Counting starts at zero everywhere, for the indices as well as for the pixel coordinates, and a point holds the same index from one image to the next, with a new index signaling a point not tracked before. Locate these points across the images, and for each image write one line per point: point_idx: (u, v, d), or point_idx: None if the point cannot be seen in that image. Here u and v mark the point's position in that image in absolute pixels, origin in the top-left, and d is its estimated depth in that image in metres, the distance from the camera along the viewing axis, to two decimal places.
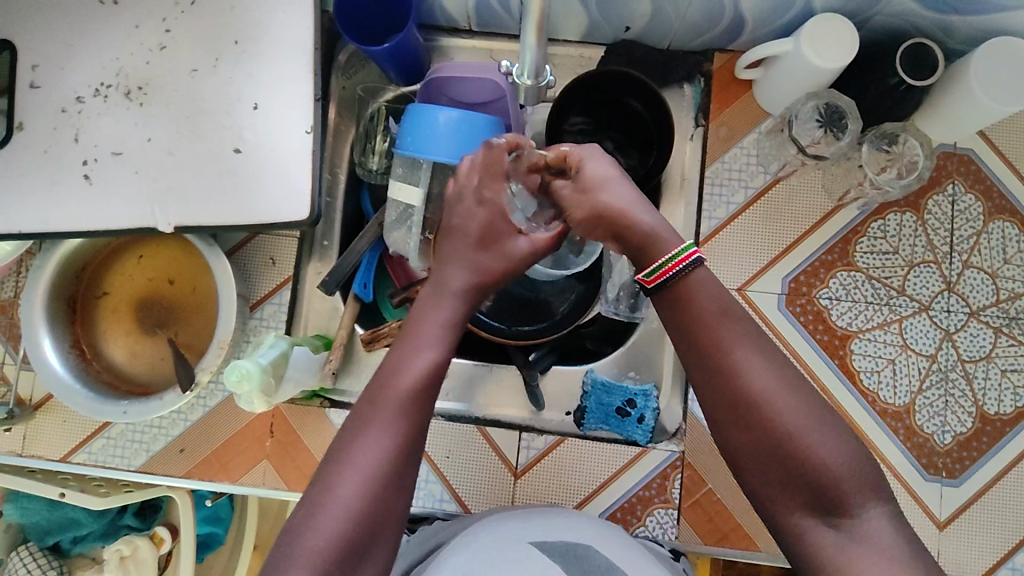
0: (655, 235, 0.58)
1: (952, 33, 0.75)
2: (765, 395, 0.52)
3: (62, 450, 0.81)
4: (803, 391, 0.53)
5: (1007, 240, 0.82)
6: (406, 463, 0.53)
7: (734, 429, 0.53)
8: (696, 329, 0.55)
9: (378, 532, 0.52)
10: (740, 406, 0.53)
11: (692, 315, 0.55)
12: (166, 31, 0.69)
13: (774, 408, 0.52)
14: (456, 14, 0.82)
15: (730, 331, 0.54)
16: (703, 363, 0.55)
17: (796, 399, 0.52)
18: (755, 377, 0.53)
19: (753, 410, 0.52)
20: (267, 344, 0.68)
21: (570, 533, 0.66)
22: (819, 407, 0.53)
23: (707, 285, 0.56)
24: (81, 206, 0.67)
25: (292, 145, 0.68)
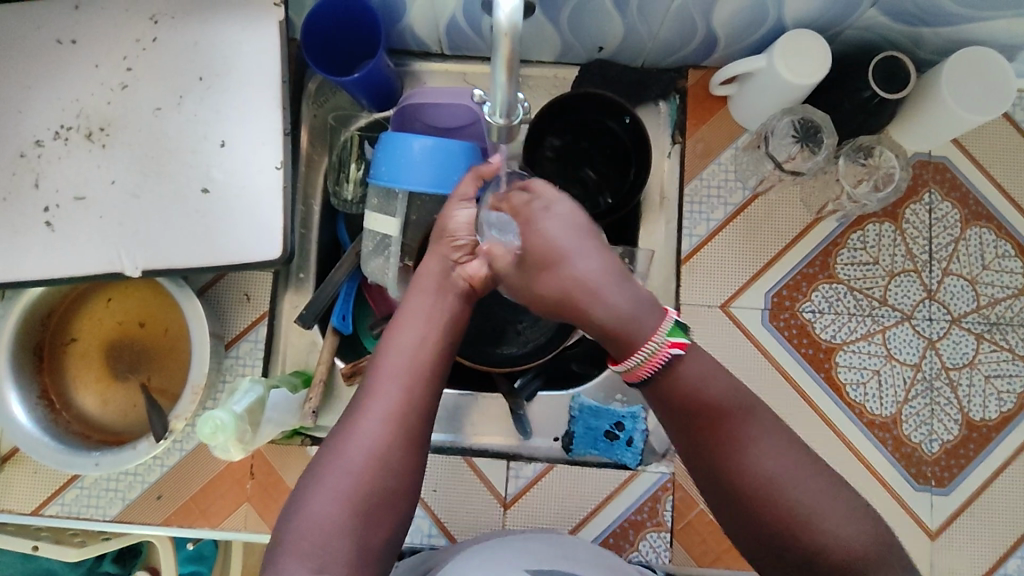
0: (634, 315, 0.58)
1: (923, 44, 0.75)
2: (768, 480, 0.52)
3: (33, 503, 0.78)
4: (807, 473, 0.53)
5: (985, 246, 0.82)
6: (401, 447, 0.56)
7: (741, 522, 0.54)
8: (695, 421, 0.55)
9: (375, 513, 0.54)
10: (740, 494, 0.53)
11: (686, 403, 0.55)
12: (128, 69, 0.67)
13: (777, 495, 0.52)
14: (427, 38, 0.81)
15: (727, 419, 0.54)
16: (706, 456, 0.55)
17: (800, 484, 0.52)
18: (758, 463, 0.53)
19: (755, 495, 0.52)
20: (242, 390, 0.66)
21: (563, 560, 0.64)
22: (827, 491, 0.52)
23: (695, 371, 0.56)
24: (43, 253, 0.64)
25: (262, 183, 0.66)
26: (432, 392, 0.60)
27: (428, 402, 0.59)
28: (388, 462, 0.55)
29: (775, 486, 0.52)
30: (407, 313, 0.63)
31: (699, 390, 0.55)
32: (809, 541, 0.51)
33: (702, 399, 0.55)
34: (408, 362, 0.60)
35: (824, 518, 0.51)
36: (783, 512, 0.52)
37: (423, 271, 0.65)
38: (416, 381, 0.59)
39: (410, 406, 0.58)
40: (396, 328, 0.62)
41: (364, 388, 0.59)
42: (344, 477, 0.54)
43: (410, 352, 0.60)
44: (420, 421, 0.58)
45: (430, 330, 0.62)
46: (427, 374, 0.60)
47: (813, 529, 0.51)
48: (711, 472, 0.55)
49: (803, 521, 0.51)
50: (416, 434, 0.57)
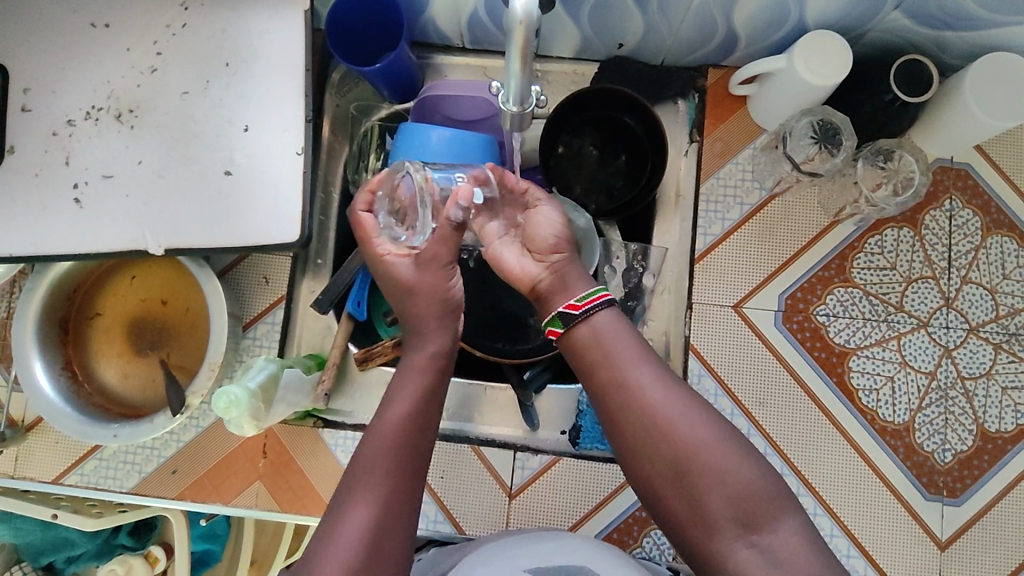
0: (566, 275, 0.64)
1: (948, 49, 0.75)
2: (661, 412, 0.56)
3: (54, 472, 0.80)
4: (700, 403, 0.57)
5: (1006, 255, 0.81)
6: (393, 533, 0.54)
7: (639, 454, 0.56)
8: (596, 366, 0.59)
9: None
10: (641, 426, 0.56)
11: (585, 355, 0.59)
12: (157, 54, 0.69)
13: (669, 424, 0.55)
14: (449, 31, 0.82)
15: (623, 361, 0.58)
16: (605, 386, 0.58)
17: (692, 409, 0.56)
18: (651, 390, 0.57)
19: (650, 429, 0.55)
20: (257, 367, 0.67)
21: (563, 554, 0.64)
22: (717, 420, 0.56)
23: (611, 320, 0.60)
24: (72, 230, 0.67)
25: (283, 167, 0.67)
26: (417, 475, 0.58)
27: (412, 488, 0.57)
28: (381, 554, 0.53)
29: (667, 417, 0.55)
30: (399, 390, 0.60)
31: (609, 333, 0.60)
32: (697, 468, 0.54)
33: (613, 341, 0.59)
34: (398, 446, 0.57)
35: (710, 449, 0.54)
36: (679, 444, 0.54)
37: (425, 342, 0.63)
38: (405, 470, 0.57)
39: (402, 492, 0.56)
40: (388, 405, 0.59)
41: (350, 478, 0.56)
42: (334, 573, 0.51)
43: (395, 438, 0.57)
44: (408, 507, 0.56)
45: (424, 409, 0.60)
46: (417, 458, 0.58)
47: (702, 456, 0.54)
48: (609, 413, 0.58)
49: (693, 451, 0.54)
50: (404, 518, 0.55)
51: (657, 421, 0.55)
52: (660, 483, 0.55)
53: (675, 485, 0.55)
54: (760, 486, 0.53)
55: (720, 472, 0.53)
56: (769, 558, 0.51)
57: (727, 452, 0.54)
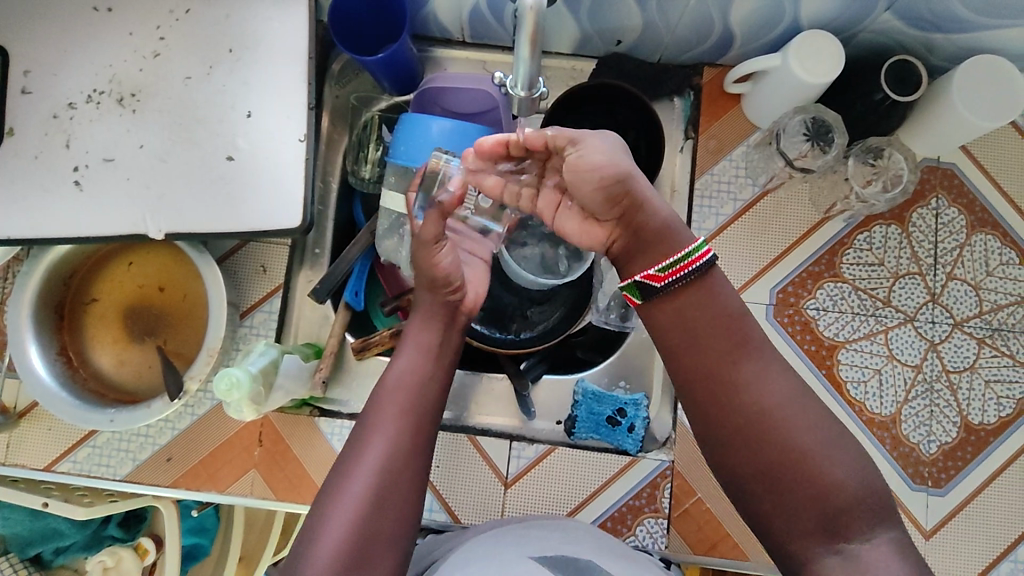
0: (669, 231, 0.61)
1: (935, 50, 0.77)
2: (774, 404, 0.56)
3: (46, 459, 0.79)
4: (808, 408, 0.57)
5: (990, 253, 0.83)
6: (402, 477, 0.60)
7: (741, 444, 0.57)
8: (708, 345, 0.59)
9: (374, 551, 0.58)
10: (746, 415, 0.57)
11: (695, 326, 0.59)
12: (161, 39, 0.69)
13: (783, 420, 0.56)
14: (450, 25, 0.83)
15: (738, 347, 0.58)
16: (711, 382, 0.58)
17: (801, 413, 0.56)
18: (760, 390, 0.57)
19: (760, 419, 0.56)
20: (256, 352, 0.68)
21: (568, 547, 0.65)
22: (827, 426, 0.56)
23: (725, 294, 0.60)
24: (71, 213, 0.66)
25: (285, 154, 0.68)
26: (428, 433, 0.64)
27: (420, 442, 0.62)
28: (388, 500, 0.59)
29: (780, 410, 0.56)
30: (406, 348, 0.67)
31: (727, 317, 0.59)
32: (801, 473, 0.54)
33: (732, 326, 0.59)
34: (407, 403, 0.63)
35: (816, 455, 0.55)
36: (789, 437, 0.55)
37: (421, 306, 0.69)
38: (414, 425, 0.63)
39: (410, 445, 0.62)
40: (397, 362, 0.66)
41: (363, 428, 0.62)
42: (344, 514, 0.58)
43: (405, 397, 0.64)
44: (417, 461, 0.62)
45: (429, 367, 0.66)
46: (427, 407, 0.64)
47: (806, 461, 0.54)
48: (713, 397, 0.58)
49: (800, 448, 0.55)
50: (414, 466, 0.61)
51: (768, 414, 0.56)
52: (754, 473, 0.56)
53: (771, 478, 0.55)
54: (862, 497, 0.53)
55: (826, 474, 0.54)
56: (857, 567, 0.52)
57: (833, 455, 0.55)
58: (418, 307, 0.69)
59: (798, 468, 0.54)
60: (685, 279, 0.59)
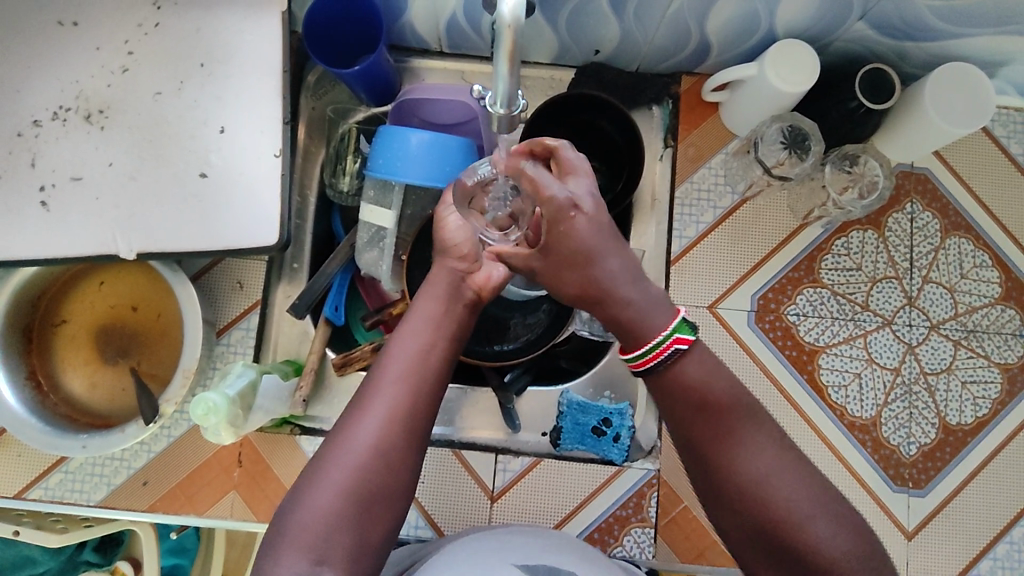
0: (644, 312, 0.55)
1: (907, 58, 0.78)
2: (766, 478, 0.51)
3: (16, 486, 0.77)
4: (804, 477, 0.52)
5: (963, 255, 0.85)
6: (402, 446, 0.56)
7: (729, 516, 0.53)
8: (691, 418, 0.54)
9: (370, 512, 0.54)
10: (733, 492, 0.52)
11: (677, 404, 0.54)
12: (129, 53, 0.67)
13: (767, 498, 0.51)
14: (427, 36, 0.82)
15: (711, 423, 0.53)
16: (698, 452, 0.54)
17: (796, 485, 0.51)
18: (750, 465, 0.52)
19: (746, 498, 0.51)
20: (234, 373, 0.66)
21: (549, 555, 0.64)
22: (823, 494, 0.52)
23: (698, 367, 0.54)
24: (37, 233, 0.64)
25: (260, 170, 0.66)
26: (437, 394, 0.59)
27: (430, 400, 0.58)
28: (389, 461, 0.55)
29: (758, 486, 0.51)
30: (414, 315, 0.62)
31: (707, 382, 0.53)
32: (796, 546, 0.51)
33: (710, 393, 0.53)
34: (417, 361, 0.59)
35: (809, 529, 0.50)
36: (776, 513, 0.51)
37: (434, 276, 0.65)
38: (422, 383, 0.58)
39: (417, 404, 0.57)
40: (405, 330, 0.61)
41: (368, 385, 0.58)
42: (342, 472, 0.54)
43: (416, 355, 0.59)
44: (424, 420, 0.57)
45: (437, 332, 0.61)
46: (434, 376, 0.59)
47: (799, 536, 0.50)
48: (704, 471, 0.54)
49: (791, 523, 0.50)
50: (414, 439, 0.57)
51: (758, 494, 0.51)
52: (745, 539, 0.53)
53: (766, 551, 0.52)
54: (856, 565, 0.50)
55: (817, 545, 0.50)
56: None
57: (825, 522, 0.51)
58: (427, 279, 0.65)
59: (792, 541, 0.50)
60: (655, 366, 0.54)
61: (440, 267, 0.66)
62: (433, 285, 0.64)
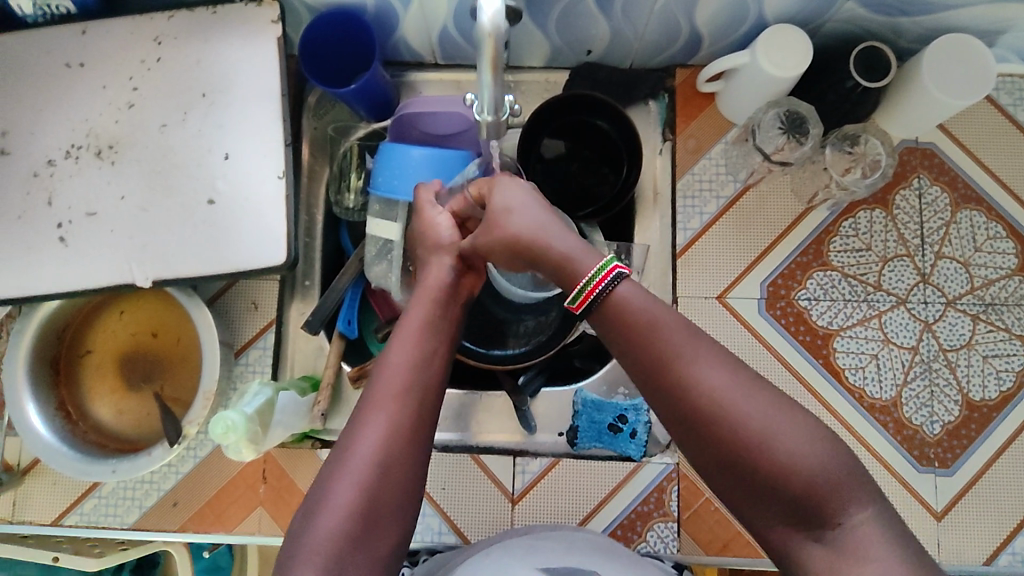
0: (573, 256, 0.58)
1: (903, 33, 0.77)
2: (715, 397, 0.50)
3: (53, 514, 0.79)
4: (758, 390, 0.51)
5: (976, 228, 0.83)
6: (403, 461, 0.55)
7: (703, 444, 0.51)
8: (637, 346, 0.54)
9: (378, 527, 0.53)
10: (692, 417, 0.51)
11: (627, 333, 0.54)
12: (134, 89, 0.70)
13: (725, 409, 0.50)
14: (421, 49, 0.84)
15: (665, 345, 0.53)
16: (650, 376, 0.53)
17: (749, 399, 0.50)
18: (702, 381, 0.51)
19: (704, 416, 0.50)
20: (250, 392, 0.67)
21: (576, 558, 0.64)
22: (781, 405, 0.51)
23: (636, 296, 0.55)
24: (57, 269, 0.67)
25: (265, 192, 0.68)
26: (435, 402, 0.59)
27: (425, 413, 0.57)
28: (392, 479, 0.54)
29: (719, 400, 0.50)
30: (405, 325, 0.61)
31: (646, 309, 0.54)
32: (761, 463, 0.49)
33: (651, 319, 0.54)
34: (414, 370, 0.58)
35: (776, 442, 0.49)
36: (733, 432, 0.50)
37: (427, 273, 0.65)
38: (419, 393, 0.57)
39: (417, 415, 0.57)
40: (396, 342, 0.60)
41: (364, 402, 0.57)
42: (347, 493, 0.53)
43: (409, 366, 0.58)
44: (424, 429, 0.57)
45: (431, 342, 0.60)
46: (430, 385, 0.58)
47: (767, 451, 0.49)
48: (659, 401, 0.53)
49: (754, 439, 0.49)
50: (417, 448, 0.56)
51: (710, 411, 0.50)
52: (710, 462, 0.51)
53: (743, 483, 0.51)
54: (833, 477, 0.48)
55: (791, 458, 0.49)
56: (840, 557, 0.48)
57: (790, 437, 0.49)
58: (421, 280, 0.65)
59: (760, 462, 0.49)
60: (596, 302, 0.56)
61: (436, 260, 0.66)
62: (424, 291, 0.63)
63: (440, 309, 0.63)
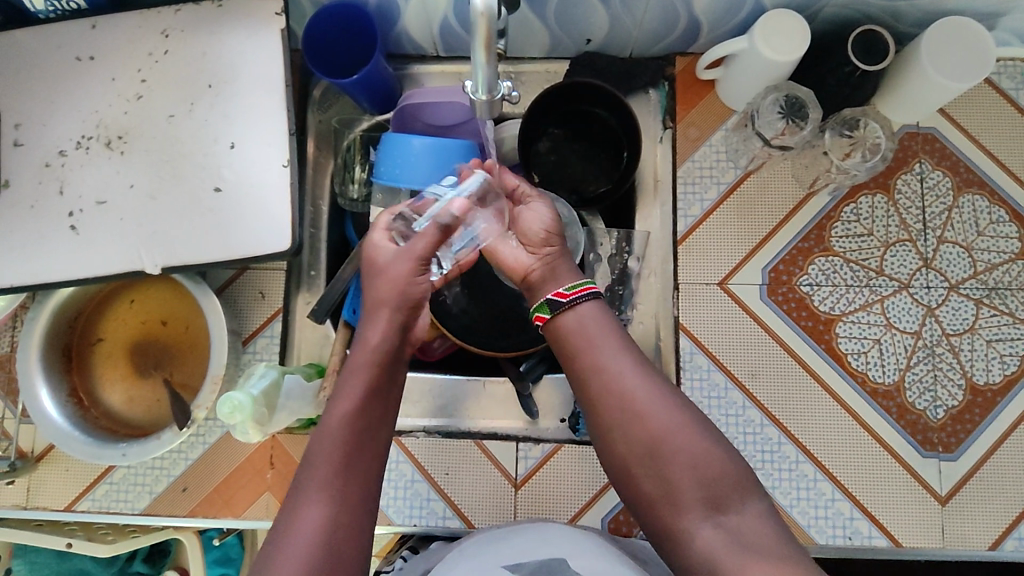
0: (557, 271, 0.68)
1: (902, 17, 0.77)
2: (641, 395, 0.59)
3: (66, 500, 0.81)
4: (674, 395, 0.59)
5: (978, 212, 0.83)
6: (348, 545, 0.54)
7: (620, 436, 0.59)
8: (576, 354, 0.62)
9: None
10: (620, 410, 0.59)
11: (581, 327, 0.63)
12: (142, 81, 0.71)
13: (645, 407, 0.58)
14: (423, 41, 0.85)
15: (604, 343, 0.61)
16: (586, 376, 0.61)
17: (668, 396, 0.59)
18: (628, 377, 0.60)
19: (627, 408, 0.59)
20: (257, 373, 0.69)
21: (544, 549, 0.63)
22: (696, 413, 0.59)
23: (592, 308, 0.64)
24: (68, 256, 0.68)
25: (271, 180, 0.70)
26: (372, 479, 0.58)
27: (364, 492, 0.57)
28: (338, 569, 0.53)
29: (644, 397, 0.59)
30: (340, 402, 0.60)
31: (593, 324, 0.63)
32: (674, 452, 0.56)
33: (592, 328, 0.62)
34: (350, 447, 0.58)
35: (687, 437, 0.57)
36: (653, 427, 0.57)
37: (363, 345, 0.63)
38: (356, 472, 0.57)
39: (356, 498, 0.56)
40: (331, 421, 0.59)
41: (301, 490, 0.56)
42: None
43: (344, 446, 0.58)
44: (363, 509, 0.56)
45: (367, 418, 0.60)
46: (366, 463, 0.58)
47: (679, 444, 0.57)
48: (592, 397, 0.61)
49: (668, 434, 0.57)
50: (359, 530, 0.56)
51: (631, 404, 0.59)
52: (631, 452, 0.58)
53: (660, 473, 0.57)
54: (733, 472, 0.56)
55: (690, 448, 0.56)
56: (733, 538, 0.53)
57: (700, 438, 0.57)
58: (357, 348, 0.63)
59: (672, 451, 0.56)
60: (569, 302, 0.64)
61: (382, 315, 0.64)
62: (358, 365, 0.62)
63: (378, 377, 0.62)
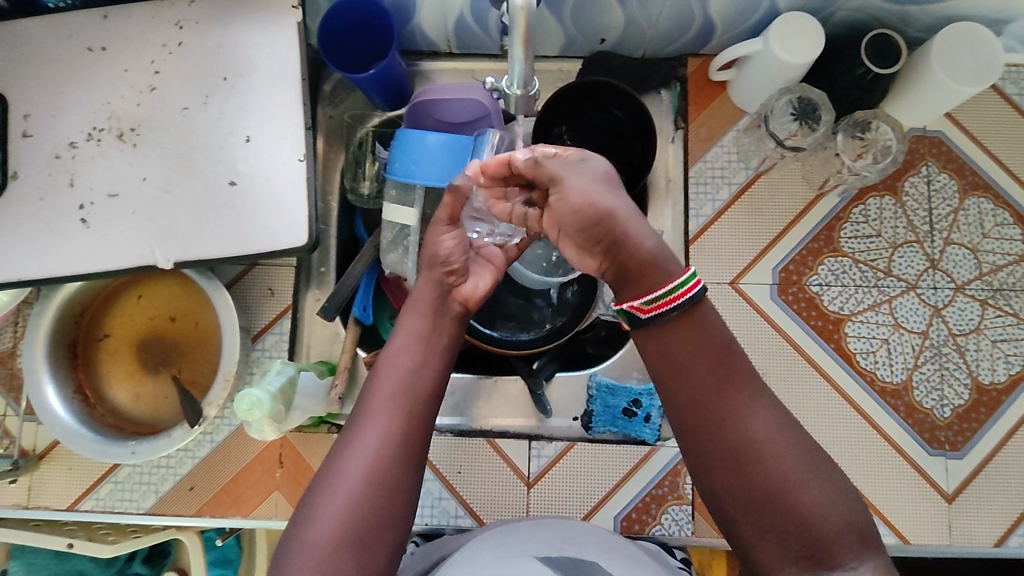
0: (660, 260, 0.55)
1: (912, 22, 0.79)
2: (759, 438, 0.53)
3: (68, 499, 0.79)
4: (796, 439, 0.54)
5: (984, 215, 0.85)
6: (399, 469, 0.57)
7: (726, 478, 0.54)
8: (685, 384, 0.56)
9: (372, 540, 0.55)
10: (732, 451, 0.54)
11: (690, 351, 0.55)
12: (155, 73, 0.70)
13: (763, 454, 0.53)
14: (437, 38, 0.85)
15: (719, 375, 0.55)
16: (695, 407, 0.55)
17: (789, 441, 0.54)
18: (747, 419, 0.54)
19: (744, 453, 0.53)
20: (274, 370, 0.68)
21: (572, 546, 0.64)
22: (817, 460, 0.54)
23: (708, 322, 0.55)
24: (78, 250, 0.67)
25: (287, 174, 0.69)
26: (429, 411, 0.61)
27: (420, 422, 0.60)
28: (386, 488, 0.56)
29: (763, 441, 0.53)
30: (399, 339, 0.63)
31: (709, 351, 0.55)
32: (788, 505, 0.52)
33: (710, 354, 0.55)
34: (406, 381, 0.61)
35: (802, 490, 0.52)
36: (771, 472, 0.53)
37: (417, 294, 0.66)
38: (413, 403, 0.60)
39: (412, 425, 0.59)
40: (393, 353, 0.63)
41: (360, 411, 0.60)
42: (338, 505, 0.55)
43: (402, 377, 0.61)
44: (418, 438, 0.59)
45: (426, 351, 0.63)
46: (424, 396, 0.61)
47: (795, 496, 0.52)
48: (701, 432, 0.55)
49: (785, 484, 0.52)
50: (413, 457, 0.58)
51: (744, 450, 0.53)
52: (739, 498, 0.54)
53: (763, 521, 0.53)
54: (845, 528, 0.52)
55: (812, 514, 0.52)
56: None
57: (816, 490, 0.52)
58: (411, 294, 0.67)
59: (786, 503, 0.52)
60: (677, 306, 0.54)
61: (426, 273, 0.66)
62: (415, 307, 0.65)
63: (430, 322, 0.64)
